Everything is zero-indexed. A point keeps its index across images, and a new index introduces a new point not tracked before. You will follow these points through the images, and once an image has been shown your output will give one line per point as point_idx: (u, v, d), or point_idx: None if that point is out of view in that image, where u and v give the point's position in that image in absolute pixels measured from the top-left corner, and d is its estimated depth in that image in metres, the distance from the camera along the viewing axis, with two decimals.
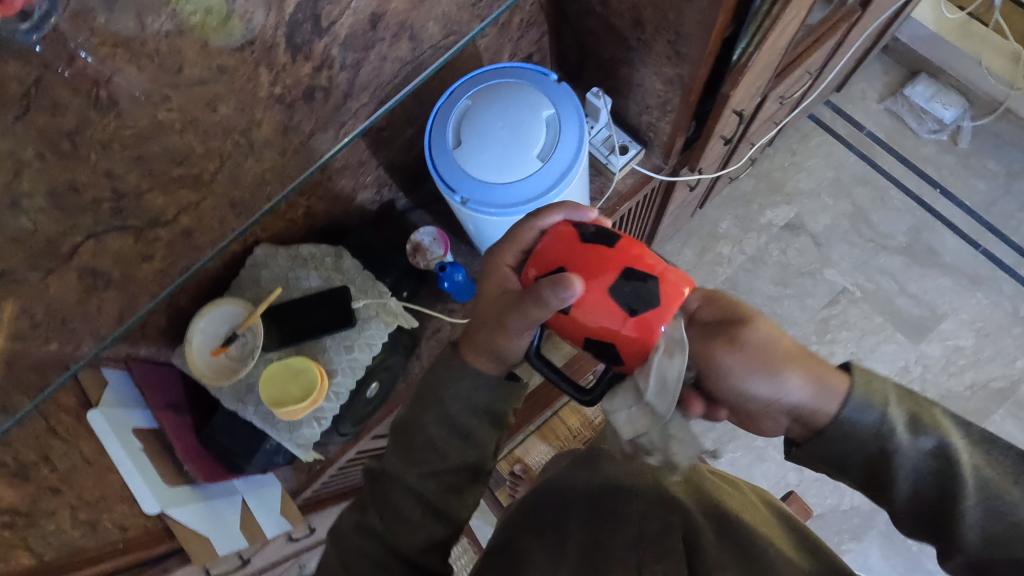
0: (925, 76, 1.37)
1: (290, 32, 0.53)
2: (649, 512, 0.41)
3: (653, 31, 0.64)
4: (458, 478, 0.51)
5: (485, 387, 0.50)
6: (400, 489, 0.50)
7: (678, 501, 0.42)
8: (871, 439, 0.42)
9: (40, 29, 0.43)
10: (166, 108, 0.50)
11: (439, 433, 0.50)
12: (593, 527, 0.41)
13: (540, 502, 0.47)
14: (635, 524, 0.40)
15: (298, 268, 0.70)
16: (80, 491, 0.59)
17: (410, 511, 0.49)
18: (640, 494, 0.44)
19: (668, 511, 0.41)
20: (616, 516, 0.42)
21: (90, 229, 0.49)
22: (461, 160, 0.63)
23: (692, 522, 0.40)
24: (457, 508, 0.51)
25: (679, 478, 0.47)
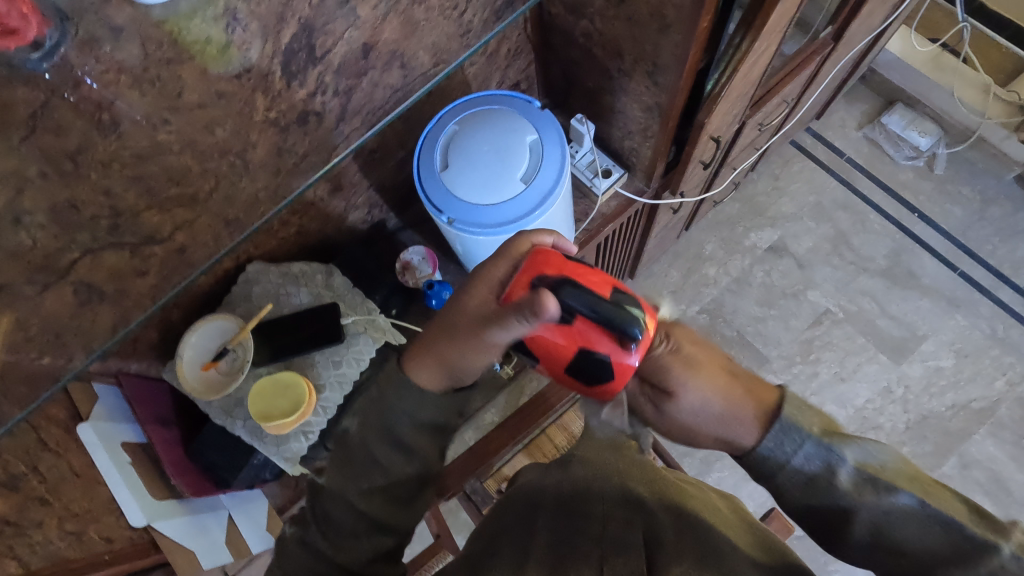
0: (902, 106, 1.43)
1: (286, 61, 0.56)
2: (613, 512, 0.44)
3: (632, 61, 0.68)
4: (400, 490, 0.53)
5: (416, 397, 0.54)
6: (336, 501, 0.51)
7: (641, 500, 0.45)
8: (787, 451, 0.45)
9: (50, 58, 0.49)
10: (165, 131, 0.52)
11: (382, 449, 0.52)
12: (557, 523, 0.44)
13: (513, 505, 0.49)
14: (600, 521, 0.43)
15: (289, 284, 0.72)
16: (66, 502, 0.58)
17: (351, 524, 0.50)
18: (608, 496, 0.46)
19: (633, 512, 0.44)
20: (583, 515, 0.44)
21: (87, 244, 0.51)
22: (448, 182, 0.66)
23: (655, 522, 0.42)
24: (401, 516, 0.53)
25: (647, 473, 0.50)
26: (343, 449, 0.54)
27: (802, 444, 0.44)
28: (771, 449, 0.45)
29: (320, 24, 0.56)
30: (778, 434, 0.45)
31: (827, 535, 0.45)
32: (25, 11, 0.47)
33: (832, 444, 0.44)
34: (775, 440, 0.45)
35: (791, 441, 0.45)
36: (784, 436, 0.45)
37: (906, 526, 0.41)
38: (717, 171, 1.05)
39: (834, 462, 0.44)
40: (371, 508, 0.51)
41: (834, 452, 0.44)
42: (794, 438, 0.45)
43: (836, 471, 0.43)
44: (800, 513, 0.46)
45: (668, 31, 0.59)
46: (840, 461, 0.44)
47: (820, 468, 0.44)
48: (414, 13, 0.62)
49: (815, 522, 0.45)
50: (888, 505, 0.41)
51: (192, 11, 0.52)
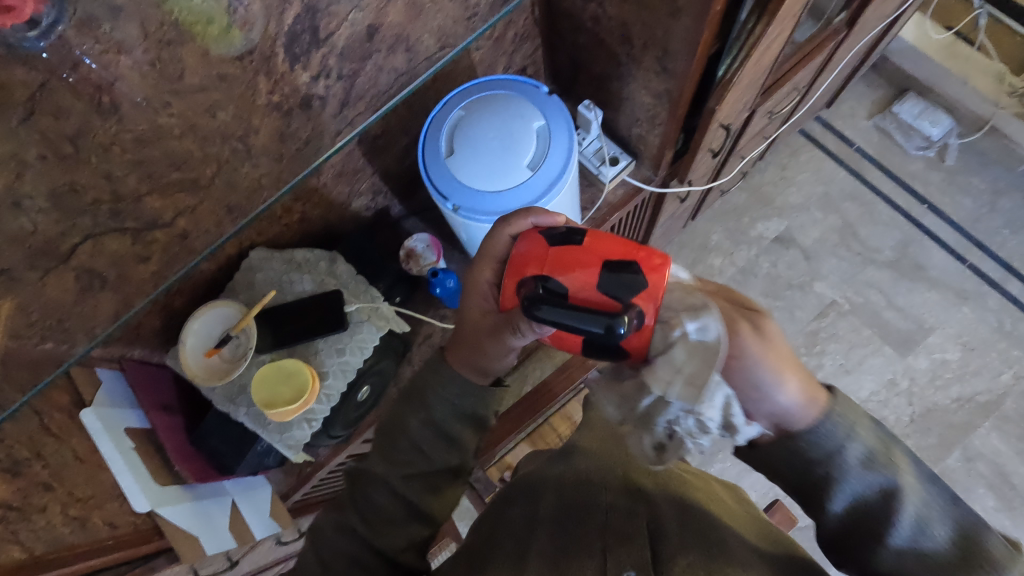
0: (914, 94, 1.41)
1: (290, 42, 0.55)
2: (616, 505, 0.44)
3: (641, 47, 0.66)
4: (438, 478, 0.54)
5: (458, 387, 0.53)
6: (376, 488, 0.53)
7: (643, 493, 0.46)
8: (823, 457, 0.44)
9: (46, 37, 0.45)
10: (167, 113, 0.52)
11: (424, 436, 0.53)
12: (559, 515, 0.44)
13: (513, 498, 0.50)
14: (603, 513, 0.43)
15: (292, 272, 0.71)
16: (71, 488, 0.58)
17: (388, 509, 0.52)
18: (610, 489, 0.47)
19: (635, 504, 0.44)
20: (586, 507, 0.45)
21: (89, 229, 0.50)
22: (453, 169, 0.65)
23: (660, 512, 0.42)
24: (436, 506, 0.54)
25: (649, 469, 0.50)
26: (383, 443, 0.54)
27: (845, 449, 0.44)
28: (808, 449, 0.44)
29: (324, 5, 0.55)
30: (833, 433, 0.44)
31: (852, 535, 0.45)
32: None
33: (872, 454, 0.43)
34: (830, 438, 0.44)
35: (829, 446, 0.44)
36: (832, 429, 0.44)
37: (930, 544, 0.42)
38: (725, 160, 1.04)
39: (872, 472, 0.43)
40: (412, 498, 0.52)
41: (886, 468, 0.43)
42: (834, 443, 0.44)
43: (872, 485, 0.43)
44: (823, 515, 0.46)
45: (679, 15, 0.58)
46: (881, 473, 0.43)
47: (873, 479, 0.43)
48: None
49: (840, 525, 0.46)
50: (926, 520, 0.42)
51: None
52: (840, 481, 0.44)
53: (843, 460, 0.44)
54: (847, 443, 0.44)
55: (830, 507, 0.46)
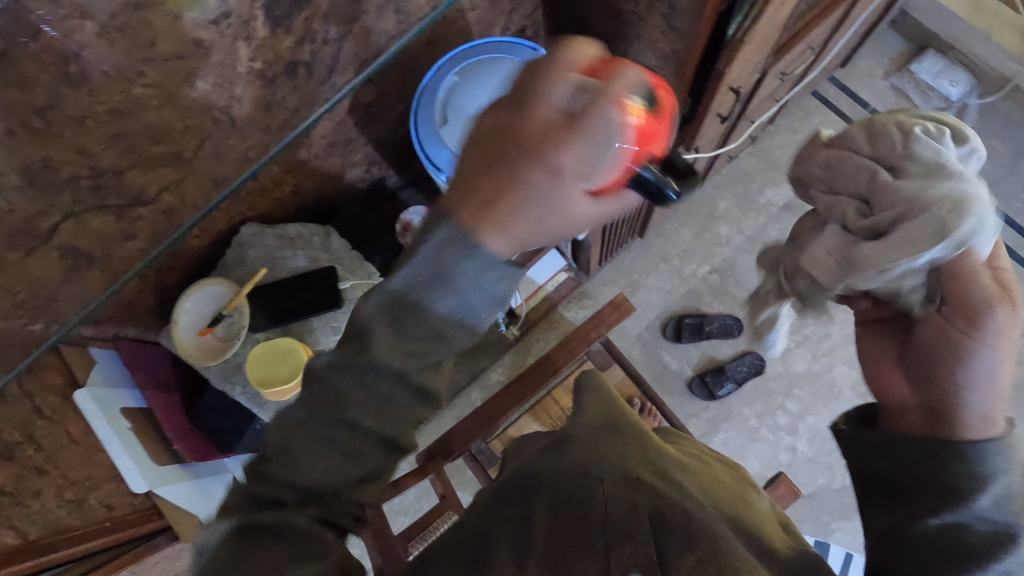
0: (933, 52, 1.34)
1: (269, 4, 0.51)
2: (615, 496, 0.44)
3: (647, 4, 0.62)
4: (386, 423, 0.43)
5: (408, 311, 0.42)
6: (304, 434, 0.42)
7: (641, 482, 0.45)
8: (983, 470, 0.42)
9: None
10: (141, 84, 0.48)
11: (353, 384, 0.41)
12: (555, 512, 0.44)
13: (509, 495, 0.49)
14: (601, 506, 0.42)
15: (285, 248, 0.69)
16: (65, 470, 0.57)
17: (325, 468, 0.42)
18: (607, 477, 0.46)
19: (632, 494, 0.43)
20: (583, 502, 0.44)
21: (68, 208, 0.48)
22: (447, 140, 0.63)
23: (662, 506, 0.42)
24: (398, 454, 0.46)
25: (649, 458, 0.51)
26: (318, 387, 0.42)
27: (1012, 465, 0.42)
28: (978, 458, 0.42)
29: None
30: (1008, 477, 0.41)
31: (912, 539, 0.44)
32: None
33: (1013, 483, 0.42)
34: (987, 461, 0.42)
35: (993, 461, 0.42)
36: (1010, 457, 0.42)
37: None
38: (734, 125, 1.00)
39: (1001, 499, 0.41)
40: (357, 450, 0.43)
41: (1014, 506, 0.41)
42: (1000, 463, 0.42)
43: (990, 520, 0.41)
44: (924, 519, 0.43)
45: None
46: (1007, 501, 0.41)
47: (996, 513, 0.41)
48: None
49: (952, 549, 0.42)
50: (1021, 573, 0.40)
51: None
52: (1000, 490, 0.41)
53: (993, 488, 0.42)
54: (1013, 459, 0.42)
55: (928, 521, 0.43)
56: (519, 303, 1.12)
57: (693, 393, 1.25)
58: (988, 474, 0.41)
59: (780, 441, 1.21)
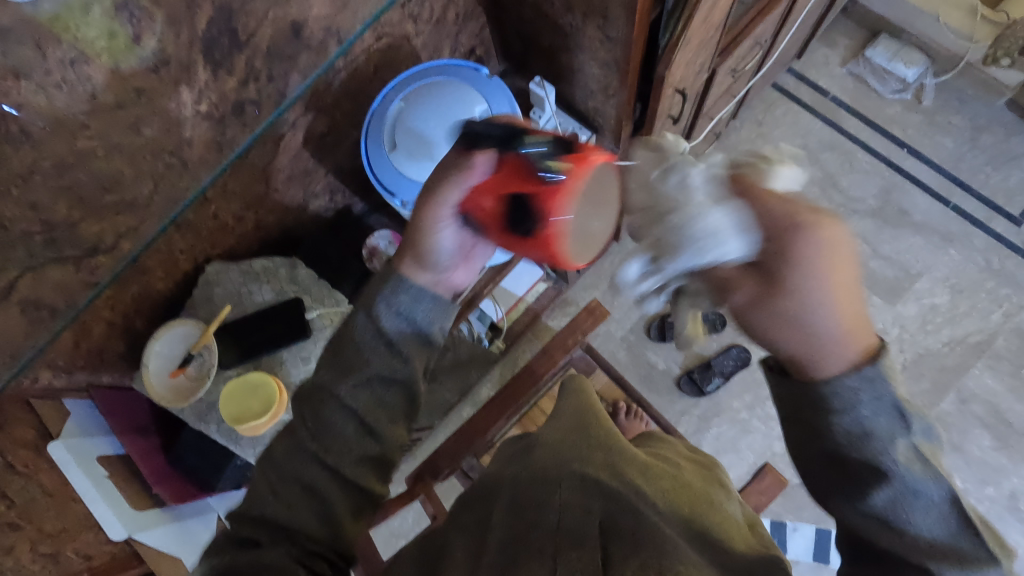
0: (887, 37, 1.37)
1: (207, 48, 0.53)
2: (571, 504, 0.46)
3: (583, 16, 0.64)
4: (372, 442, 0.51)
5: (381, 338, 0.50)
6: (287, 460, 0.49)
7: (601, 486, 0.48)
8: (865, 405, 0.43)
9: None
10: (85, 135, 0.49)
11: (343, 402, 0.49)
12: (513, 519, 0.47)
13: (478, 508, 0.53)
14: (557, 512, 0.45)
15: (251, 282, 0.70)
16: (39, 523, 0.56)
17: (307, 481, 0.48)
18: (565, 483, 0.49)
19: (590, 499, 0.47)
20: (540, 508, 0.47)
21: (25, 262, 0.49)
22: (398, 164, 0.63)
23: (615, 511, 0.45)
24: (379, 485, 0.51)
25: (613, 461, 0.54)
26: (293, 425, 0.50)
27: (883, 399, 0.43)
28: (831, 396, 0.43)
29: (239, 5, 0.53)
30: (876, 404, 0.42)
31: (848, 473, 0.44)
32: None
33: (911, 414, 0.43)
34: (849, 396, 0.43)
35: (873, 390, 0.42)
36: (880, 386, 0.42)
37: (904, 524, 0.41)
38: (692, 123, 1.01)
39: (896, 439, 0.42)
40: (327, 493, 0.48)
41: (881, 405, 0.42)
42: (878, 410, 0.42)
43: (902, 469, 0.42)
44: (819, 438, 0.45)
45: None
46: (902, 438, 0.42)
47: (900, 470, 0.42)
48: None
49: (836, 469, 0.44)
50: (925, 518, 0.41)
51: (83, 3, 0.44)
52: (867, 423, 0.43)
53: (891, 420, 0.42)
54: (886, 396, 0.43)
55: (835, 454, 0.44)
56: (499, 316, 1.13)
57: (682, 391, 1.25)
58: (833, 413, 0.43)
59: (772, 431, 1.22)
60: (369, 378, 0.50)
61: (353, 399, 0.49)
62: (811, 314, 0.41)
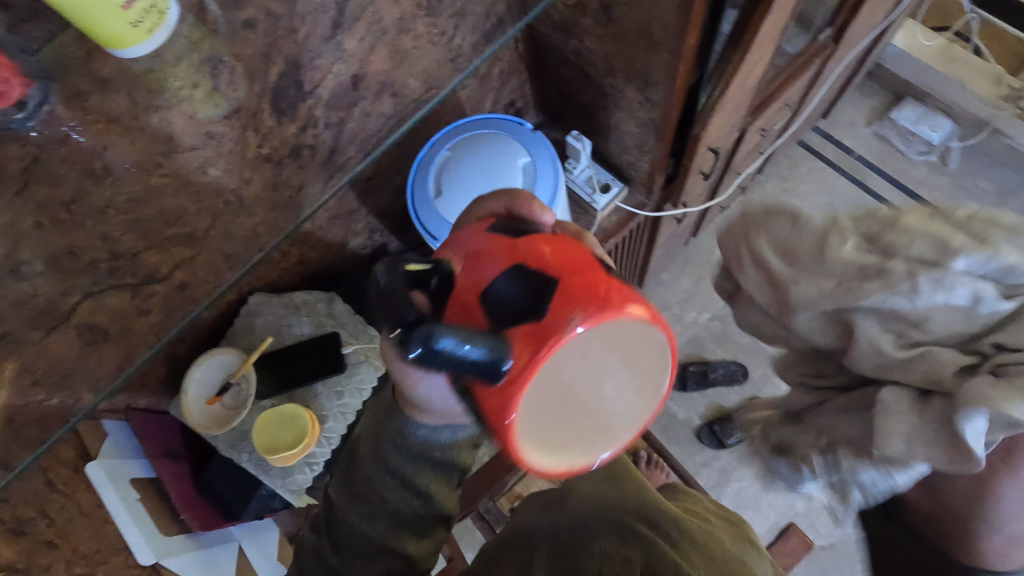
0: (911, 101, 1.39)
1: (275, 97, 0.57)
2: (610, 552, 0.48)
3: (624, 78, 0.67)
4: (408, 522, 0.56)
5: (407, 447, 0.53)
6: (349, 531, 0.56)
7: (635, 534, 0.50)
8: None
9: (34, 117, 0.48)
10: (159, 173, 0.53)
11: (382, 478, 0.55)
12: (551, 564, 0.50)
13: (513, 550, 0.56)
14: (597, 560, 0.48)
15: (291, 315, 0.72)
16: (75, 545, 0.56)
17: (362, 546, 0.56)
18: (604, 530, 0.51)
19: (627, 547, 0.49)
20: (578, 555, 0.49)
21: (88, 288, 0.52)
22: (442, 211, 0.65)
23: (659, 563, 0.46)
24: (416, 545, 0.57)
25: (642, 503, 0.56)
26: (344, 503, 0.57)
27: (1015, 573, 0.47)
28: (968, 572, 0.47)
29: (308, 60, 0.57)
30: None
31: None
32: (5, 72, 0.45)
33: None
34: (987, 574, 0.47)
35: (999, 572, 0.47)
36: (897, 477, 0.48)
37: None
38: (721, 178, 1.04)
39: None
40: (389, 562, 0.55)
41: (891, 491, 0.49)
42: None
43: None
44: None
45: (656, 49, 0.59)
46: None
47: None
48: (402, 41, 0.62)
49: None
50: None
51: (176, 60, 0.50)
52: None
53: None
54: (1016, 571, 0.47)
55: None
56: None
57: (702, 443, 1.24)
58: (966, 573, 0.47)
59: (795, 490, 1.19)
60: (386, 509, 0.55)
61: (371, 521, 0.56)
62: (953, 418, 0.44)
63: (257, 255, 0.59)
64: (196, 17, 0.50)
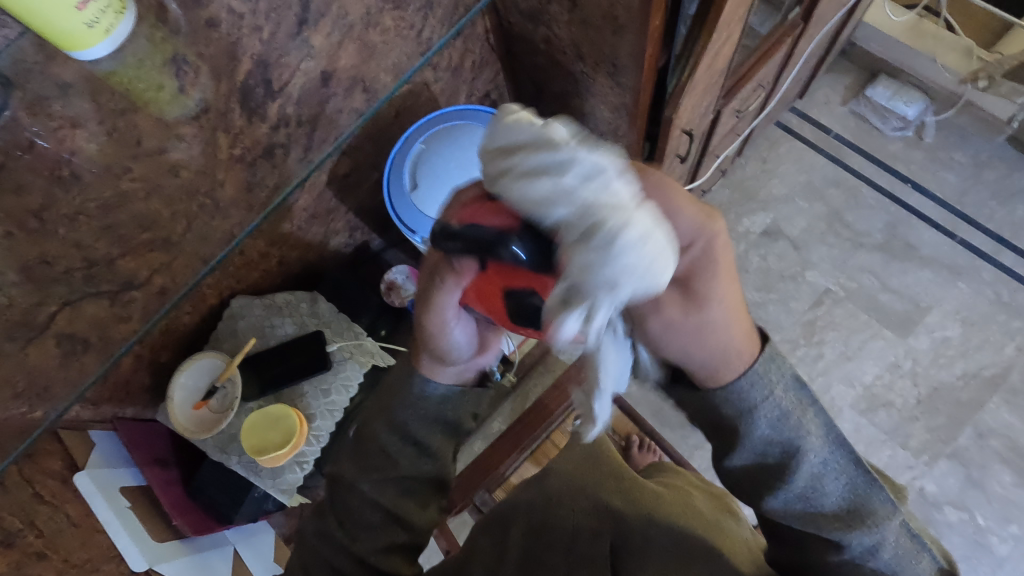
0: (885, 77, 1.41)
1: (243, 97, 0.57)
2: (584, 530, 0.58)
3: (593, 64, 0.68)
4: (413, 483, 0.57)
5: (432, 399, 0.56)
6: (357, 499, 0.56)
7: (610, 511, 0.59)
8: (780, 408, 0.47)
9: None
10: (129, 178, 0.53)
11: (389, 440, 0.56)
12: (531, 535, 0.58)
13: (496, 520, 0.64)
14: (572, 538, 0.57)
15: (273, 316, 0.72)
16: (66, 554, 0.55)
17: (368, 515, 0.56)
18: (581, 509, 0.60)
19: (602, 526, 0.58)
20: (556, 532, 0.58)
21: (65, 296, 0.52)
22: (418, 202, 0.66)
23: (624, 534, 0.55)
24: (418, 514, 0.57)
25: (619, 483, 0.63)
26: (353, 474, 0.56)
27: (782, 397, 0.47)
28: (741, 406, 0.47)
29: (275, 58, 0.57)
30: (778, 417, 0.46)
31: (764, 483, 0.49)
32: None
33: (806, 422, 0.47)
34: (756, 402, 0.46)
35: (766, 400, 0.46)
36: (767, 383, 0.46)
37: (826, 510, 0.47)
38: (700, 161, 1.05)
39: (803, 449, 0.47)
40: (383, 533, 0.55)
41: (789, 426, 0.46)
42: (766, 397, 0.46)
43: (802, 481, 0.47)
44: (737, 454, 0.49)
45: (622, 33, 0.59)
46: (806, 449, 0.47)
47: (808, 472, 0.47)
48: (369, 36, 0.62)
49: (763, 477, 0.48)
50: (834, 490, 0.47)
51: (138, 62, 0.52)
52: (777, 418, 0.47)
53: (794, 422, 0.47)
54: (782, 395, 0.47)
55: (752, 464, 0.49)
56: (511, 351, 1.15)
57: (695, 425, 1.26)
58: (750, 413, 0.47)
59: None
60: (395, 476, 0.56)
61: (378, 493, 0.56)
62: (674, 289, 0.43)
63: (242, 233, 0.58)
64: (153, 17, 0.52)
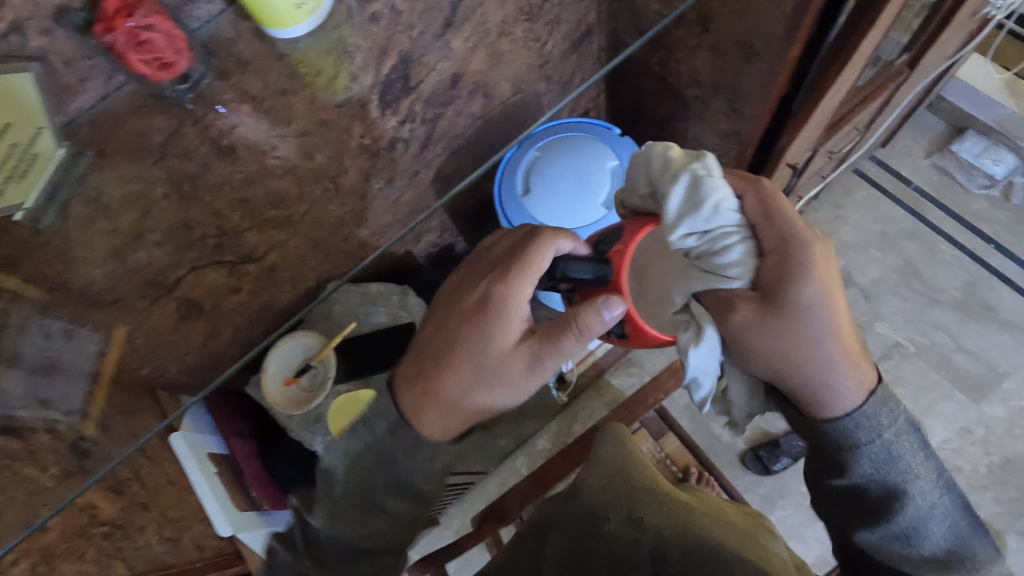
0: (974, 133, 1.37)
1: (384, 90, 0.59)
2: (618, 534, 0.56)
3: (711, 89, 0.69)
4: (384, 526, 0.57)
5: (431, 452, 0.54)
6: (342, 534, 0.57)
7: (641, 519, 0.57)
8: (885, 435, 0.49)
9: (194, 89, 0.53)
10: (273, 156, 0.56)
11: (385, 489, 0.54)
12: (563, 544, 0.58)
13: (533, 532, 0.64)
14: (606, 543, 0.55)
15: (367, 304, 0.75)
16: (163, 509, 0.58)
17: (338, 552, 0.57)
18: (613, 518, 0.58)
19: (637, 532, 0.55)
20: (590, 538, 0.56)
21: (194, 262, 0.55)
22: (529, 206, 0.70)
23: (663, 539, 0.53)
24: (385, 550, 0.59)
25: (654, 492, 0.62)
26: (337, 498, 0.56)
27: (895, 423, 0.49)
28: (849, 432, 0.49)
29: (418, 56, 0.59)
30: (892, 427, 0.49)
31: (860, 504, 0.51)
32: (181, 46, 0.51)
33: (913, 452, 0.49)
34: (869, 429, 0.49)
35: (873, 425, 0.49)
36: (880, 415, 0.49)
37: (917, 537, 0.49)
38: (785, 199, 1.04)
39: (905, 478, 0.49)
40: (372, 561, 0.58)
41: (898, 461, 0.49)
42: (875, 421, 0.49)
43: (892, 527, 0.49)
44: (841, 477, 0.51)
45: (753, 60, 0.60)
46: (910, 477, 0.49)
47: (909, 504, 0.48)
48: (500, 45, 0.65)
49: (858, 507, 0.51)
50: (923, 516, 0.49)
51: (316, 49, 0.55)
52: (886, 454, 0.49)
53: (904, 458, 0.49)
54: (896, 420, 0.49)
55: (845, 492, 0.52)
56: (570, 368, 1.24)
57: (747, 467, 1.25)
58: (855, 446, 0.49)
59: None
60: (373, 521, 0.56)
61: (365, 535, 0.56)
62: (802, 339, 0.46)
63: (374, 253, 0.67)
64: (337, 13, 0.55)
